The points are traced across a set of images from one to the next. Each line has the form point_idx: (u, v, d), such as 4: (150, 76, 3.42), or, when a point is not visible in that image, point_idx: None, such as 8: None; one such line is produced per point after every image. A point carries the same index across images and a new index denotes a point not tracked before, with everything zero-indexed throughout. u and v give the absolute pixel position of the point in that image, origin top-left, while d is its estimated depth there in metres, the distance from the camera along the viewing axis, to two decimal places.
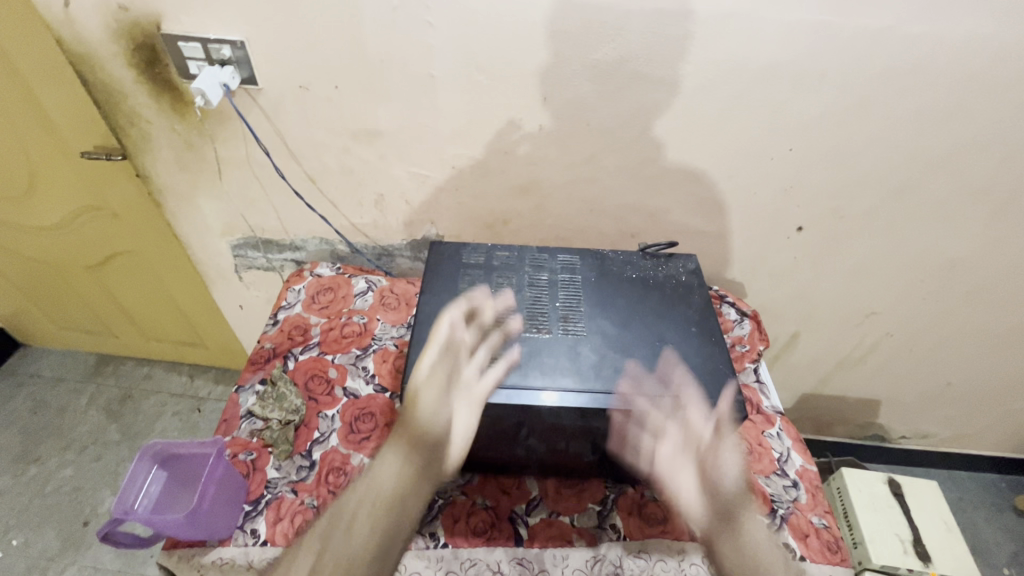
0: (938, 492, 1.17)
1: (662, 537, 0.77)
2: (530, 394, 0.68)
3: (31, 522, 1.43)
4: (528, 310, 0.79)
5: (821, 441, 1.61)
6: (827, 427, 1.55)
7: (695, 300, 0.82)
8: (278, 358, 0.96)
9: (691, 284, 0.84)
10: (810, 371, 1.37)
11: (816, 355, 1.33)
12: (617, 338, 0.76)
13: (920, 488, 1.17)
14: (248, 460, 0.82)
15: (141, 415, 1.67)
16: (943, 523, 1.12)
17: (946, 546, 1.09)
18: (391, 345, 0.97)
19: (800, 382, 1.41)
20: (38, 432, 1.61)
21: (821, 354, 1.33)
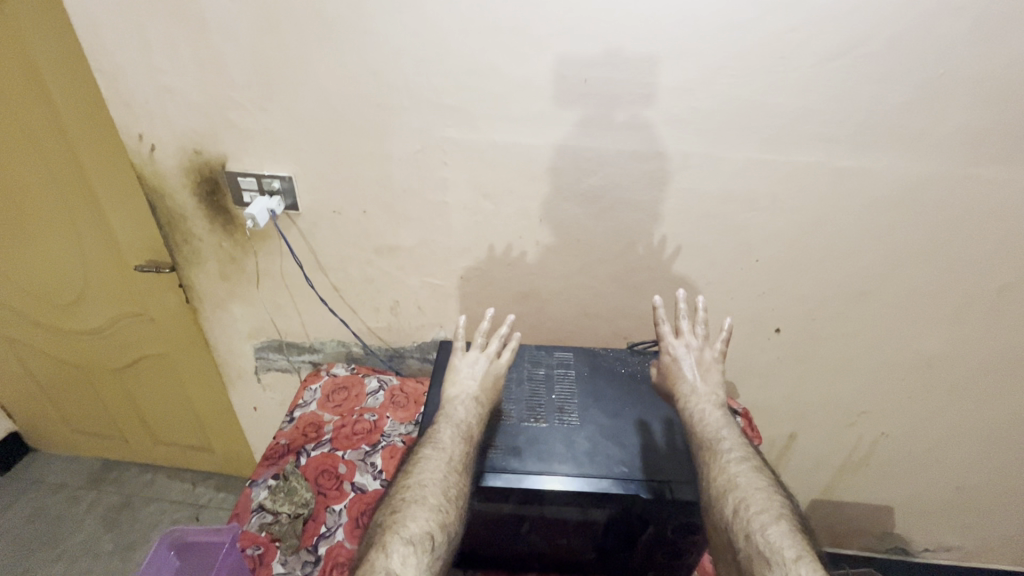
0: None
1: None
2: (528, 478, 0.73)
3: None
4: (526, 401, 0.86)
5: (838, 554, 1.54)
6: (841, 536, 1.50)
7: None
8: (292, 453, 1.00)
9: None
10: (813, 473, 1.38)
11: (816, 456, 1.34)
12: (609, 427, 0.82)
13: None
14: (256, 554, 0.84)
15: (139, 523, 1.64)
16: None
17: None
18: (398, 441, 1.02)
19: (804, 485, 1.41)
20: (33, 541, 1.58)
21: (820, 455, 1.34)
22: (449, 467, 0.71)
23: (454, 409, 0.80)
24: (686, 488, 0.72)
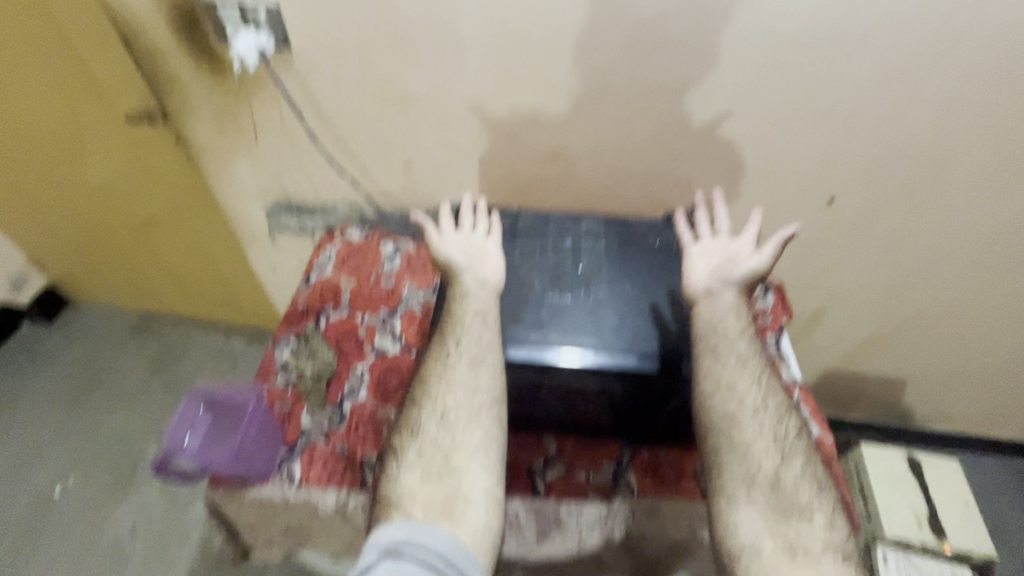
0: (959, 471, 1.16)
1: (674, 496, 0.79)
2: (550, 351, 0.71)
3: (85, 463, 1.54)
4: (551, 272, 0.81)
5: (841, 419, 1.59)
6: (848, 404, 1.54)
7: None
8: (311, 316, 1.00)
9: None
10: (835, 347, 1.36)
11: (842, 330, 1.31)
12: (638, 303, 0.77)
13: (939, 466, 1.16)
14: (284, 408, 0.87)
15: (182, 370, 1.76)
16: (963, 501, 1.12)
17: (965, 524, 1.09)
18: (417, 308, 1.01)
19: (824, 357, 1.40)
20: (92, 382, 1.72)
21: (847, 330, 1.31)
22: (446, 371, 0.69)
23: (466, 296, 0.74)
24: None
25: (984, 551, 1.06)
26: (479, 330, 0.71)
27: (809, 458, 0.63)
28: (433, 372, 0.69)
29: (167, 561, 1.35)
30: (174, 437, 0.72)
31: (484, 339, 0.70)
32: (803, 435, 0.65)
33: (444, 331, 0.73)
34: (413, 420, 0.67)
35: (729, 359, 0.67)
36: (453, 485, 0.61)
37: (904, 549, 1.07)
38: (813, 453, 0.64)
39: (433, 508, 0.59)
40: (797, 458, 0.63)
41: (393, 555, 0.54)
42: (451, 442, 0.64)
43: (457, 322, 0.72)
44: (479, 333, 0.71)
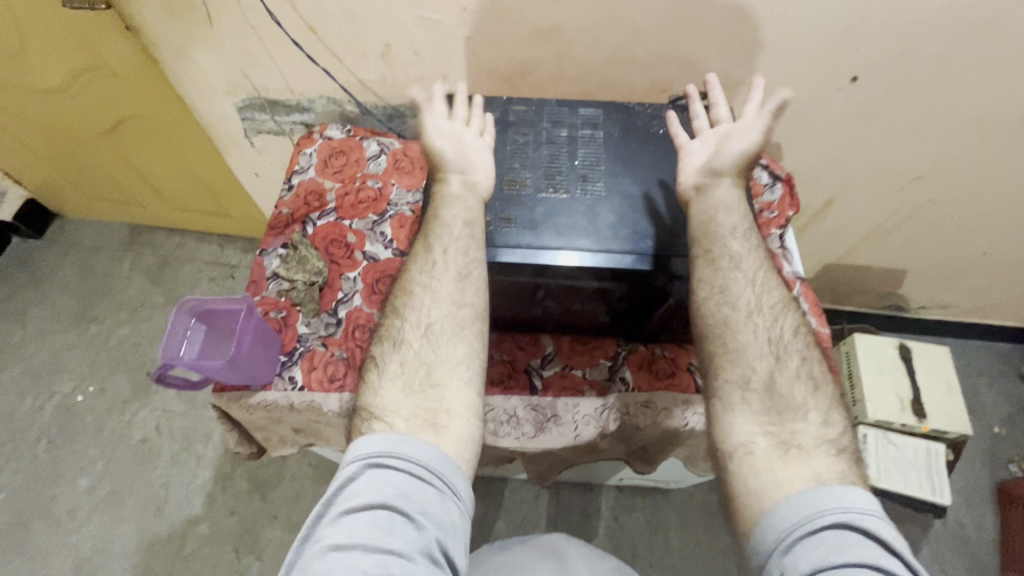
0: (948, 356, 1.19)
1: (668, 389, 0.81)
2: (544, 254, 0.68)
3: (101, 371, 1.59)
4: (545, 168, 0.75)
5: (838, 310, 1.61)
6: (846, 296, 1.55)
7: None
8: (297, 223, 0.96)
9: None
10: (840, 239, 1.33)
11: (849, 222, 1.27)
12: (638, 199, 0.72)
13: (930, 353, 1.19)
14: (279, 317, 0.87)
15: (181, 280, 1.75)
16: (947, 385, 1.16)
17: (947, 406, 1.13)
18: (407, 211, 0.97)
19: (827, 250, 1.38)
20: (93, 296, 1.72)
21: (854, 222, 1.27)
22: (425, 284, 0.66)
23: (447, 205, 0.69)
24: None
25: (959, 429, 1.11)
26: (459, 241, 0.67)
27: (808, 355, 0.63)
28: (414, 287, 0.66)
29: (195, 456, 1.44)
30: (170, 352, 0.73)
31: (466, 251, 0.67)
32: (802, 333, 0.64)
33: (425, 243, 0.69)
34: (393, 333, 0.66)
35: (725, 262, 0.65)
36: (432, 394, 0.61)
37: (884, 429, 1.13)
38: (811, 350, 0.63)
39: (417, 418, 0.59)
40: (792, 359, 0.62)
41: (377, 464, 0.56)
42: (433, 354, 0.63)
43: (442, 229, 0.67)
44: (459, 244, 0.67)
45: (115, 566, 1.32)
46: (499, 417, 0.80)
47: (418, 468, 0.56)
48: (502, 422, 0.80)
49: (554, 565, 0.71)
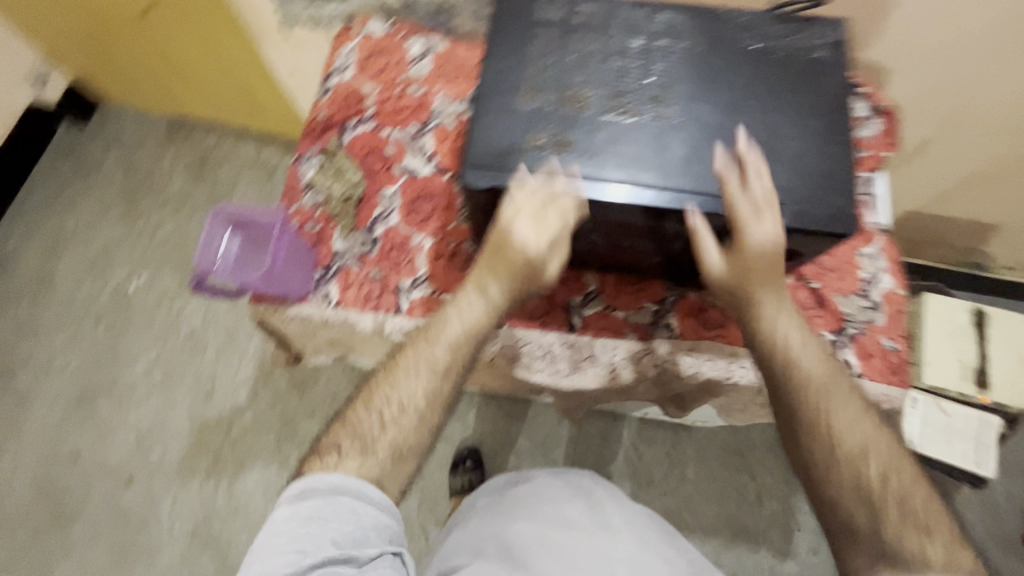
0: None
1: (715, 340, 0.77)
2: (604, 189, 0.59)
3: (150, 264, 1.63)
4: (613, 82, 0.62)
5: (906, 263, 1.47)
6: (919, 248, 1.41)
7: (829, 84, 0.62)
8: (334, 129, 0.90)
9: (825, 64, 0.62)
10: (931, 186, 1.17)
11: (948, 167, 1.11)
12: (719, 128, 0.60)
13: (1007, 321, 1.08)
14: (315, 231, 0.84)
15: (220, 179, 1.73)
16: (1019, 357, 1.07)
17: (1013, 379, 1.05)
18: (449, 123, 0.90)
19: (911, 197, 1.23)
20: (138, 189, 1.72)
21: (954, 168, 1.10)
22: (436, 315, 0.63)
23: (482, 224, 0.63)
24: (798, 215, 0.57)
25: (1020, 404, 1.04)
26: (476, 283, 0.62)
27: None
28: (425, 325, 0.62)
29: (239, 350, 1.50)
30: (207, 260, 0.71)
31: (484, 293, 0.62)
32: None
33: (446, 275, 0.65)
34: (358, 423, 0.59)
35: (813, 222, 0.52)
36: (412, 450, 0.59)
37: (937, 396, 1.06)
38: None
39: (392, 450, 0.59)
40: None
41: (297, 495, 0.55)
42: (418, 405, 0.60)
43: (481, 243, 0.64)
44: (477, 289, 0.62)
45: (172, 442, 1.43)
46: (534, 351, 0.78)
47: (349, 517, 0.55)
48: (536, 356, 0.78)
49: (586, 500, 0.72)
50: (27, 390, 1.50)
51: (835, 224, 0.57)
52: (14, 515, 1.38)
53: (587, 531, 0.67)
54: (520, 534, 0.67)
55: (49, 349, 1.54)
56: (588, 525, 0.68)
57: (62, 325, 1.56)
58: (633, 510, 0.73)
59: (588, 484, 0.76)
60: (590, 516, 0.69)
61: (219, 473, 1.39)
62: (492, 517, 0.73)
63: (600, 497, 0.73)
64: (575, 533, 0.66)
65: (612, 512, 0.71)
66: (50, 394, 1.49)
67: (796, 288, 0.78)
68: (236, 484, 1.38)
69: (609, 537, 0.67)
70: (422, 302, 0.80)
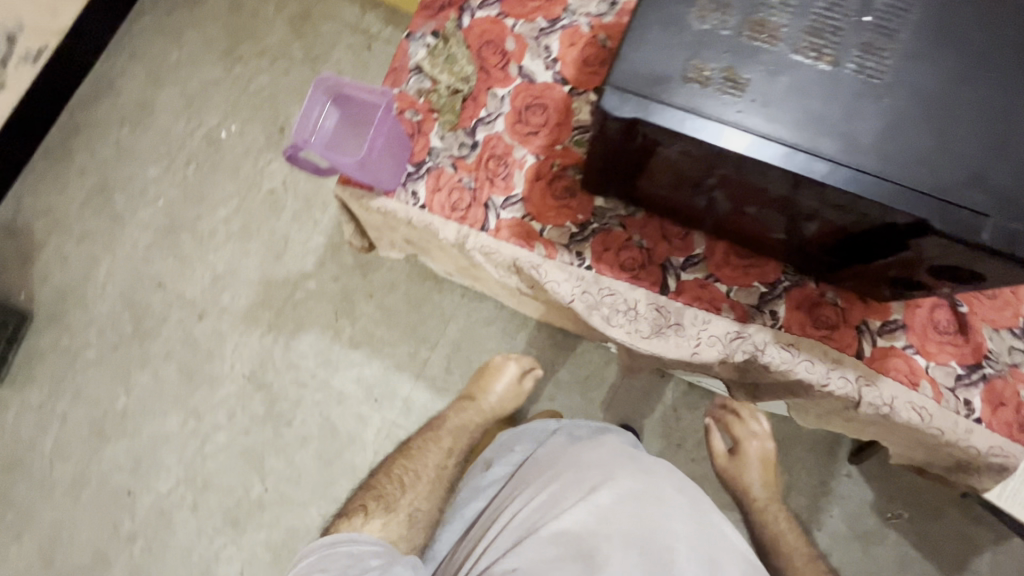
0: None
1: (821, 342, 0.68)
2: (770, 149, 0.46)
3: (243, 114, 1.60)
4: (817, 12, 0.47)
5: None
6: None
7: None
8: (454, 8, 0.80)
9: None
10: None
11: None
12: (945, 99, 0.45)
13: None
14: (414, 121, 0.78)
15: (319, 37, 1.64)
16: None
17: None
18: (583, 26, 0.78)
19: None
20: (240, 33, 1.65)
21: None
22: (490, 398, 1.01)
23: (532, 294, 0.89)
24: (1012, 236, 0.44)
25: None
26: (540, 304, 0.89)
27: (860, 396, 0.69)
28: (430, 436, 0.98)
29: (313, 220, 1.50)
30: (304, 133, 0.67)
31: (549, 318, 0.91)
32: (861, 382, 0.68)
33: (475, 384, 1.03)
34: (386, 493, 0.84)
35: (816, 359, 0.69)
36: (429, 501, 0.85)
37: None
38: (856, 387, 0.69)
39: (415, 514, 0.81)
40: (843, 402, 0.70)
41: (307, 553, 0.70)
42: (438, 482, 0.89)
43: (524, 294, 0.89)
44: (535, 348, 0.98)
45: (242, 290, 1.47)
46: (617, 306, 0.71)
47: (346, 557, 0.69)
48: (618, 312, 0.71)
49: (637, 465, 0.72)
50: (121, 210, 1.55)
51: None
52: (99, 320, 1.48)
53: (632, 495, 0.68)
54: (564, 487, 0.69)
55: (143, 177, 1.58)
56: (633, 490, 0.68)
57: (157, 156, 1.58)
58: (679, 482, 0.72)
59: (631, 448, 0.77)
60: (635, 481, 0.69)
61: (280, 328, 1.44)
62: (535, 465, 0.76)
63: (645, 464, 0.73)
64: (620, 496, 0.67)
65: (660, 479, 0.71)
66: (140, 219, 1.55)
67: (937, 306, 0.67)
68: (294, 342, 1.43)
69: (654, 505, 0.67)
70: (511, 224, 0.74)
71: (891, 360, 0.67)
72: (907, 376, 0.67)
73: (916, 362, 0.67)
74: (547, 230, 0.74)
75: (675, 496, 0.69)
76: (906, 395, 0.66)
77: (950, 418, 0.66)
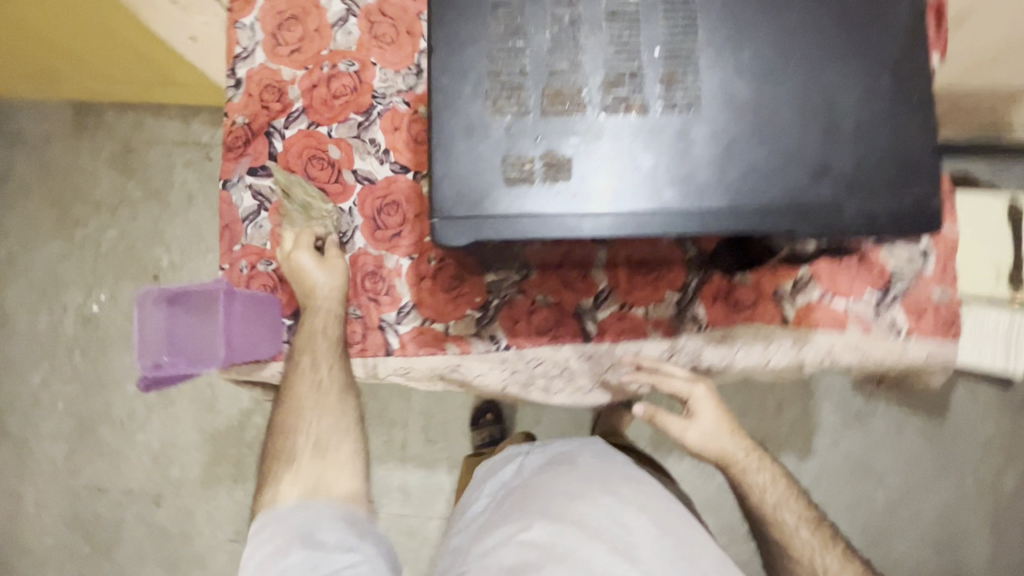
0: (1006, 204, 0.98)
1: (748, 323, 0.68)
2: (616, 221, 0.44)
3: (107, 279, 1.37)
4: (606, 63, 0.45)
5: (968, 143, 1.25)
6: None
7: (898, 14, 0.44)
8: (259, 137, 0.73)
9: None
10: None
11: None
12: (757, 106, 0.44)
13: (988, 209, 0.98)
14: (270, 271, 0.72)
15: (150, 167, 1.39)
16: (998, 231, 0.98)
17: (987, 252, 0.97)
18: (400, 104, 0.72)
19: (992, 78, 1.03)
20: (65, 197, 1.40)
21: None
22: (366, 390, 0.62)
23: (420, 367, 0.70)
24: (869, 216, 0.43)
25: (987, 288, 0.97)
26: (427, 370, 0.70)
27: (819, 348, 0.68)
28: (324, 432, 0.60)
29: None
30: (145, 359, 0.59)
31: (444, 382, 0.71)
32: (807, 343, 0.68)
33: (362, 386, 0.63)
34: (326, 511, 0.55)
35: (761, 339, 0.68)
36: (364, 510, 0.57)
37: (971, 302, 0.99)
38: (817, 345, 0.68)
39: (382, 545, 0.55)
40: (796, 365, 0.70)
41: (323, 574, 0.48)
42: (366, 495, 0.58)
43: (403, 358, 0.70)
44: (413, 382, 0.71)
45: (189, 456, 1.31)
46: (549, 370, 0.70)
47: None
48: (553, 376, 0.70)
49: (602, 481, 0.60)
50: (21, 433, 1.35)
51: (920, 223, 0.43)
52: (56, 553, 1.31)
53: (601, 520, 0.55)
54: (526, 531, 0.55)
55: (31, 387, 1.36)
56: (596, 510, 0.56)
57: (31, 363, 1.36)
58: (648, 503, 0.60)
59: (608, 462, 0.65)
60: (598, 508, 0.57)
61: (245, 476, 1.29)
62: (508, 499, 0.62)
63: (614, 484, 0.60)
64: (584, 532, 0.53)
65: (628, 494, 0.59)
66: (49, 433, 1.35)
67: None
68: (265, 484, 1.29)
69: (620, 530, 0.54)
70: (414, 335, 0.70)
71: (816, 313, 0.68)
72: (835, 321, 0.68)
73: (838, 305, 0.68)
74: (452, 326, 0.70)
75: (642, 523, 0.56)
76: (840, 339, 0.68)
77: (885, 344, 0.67)
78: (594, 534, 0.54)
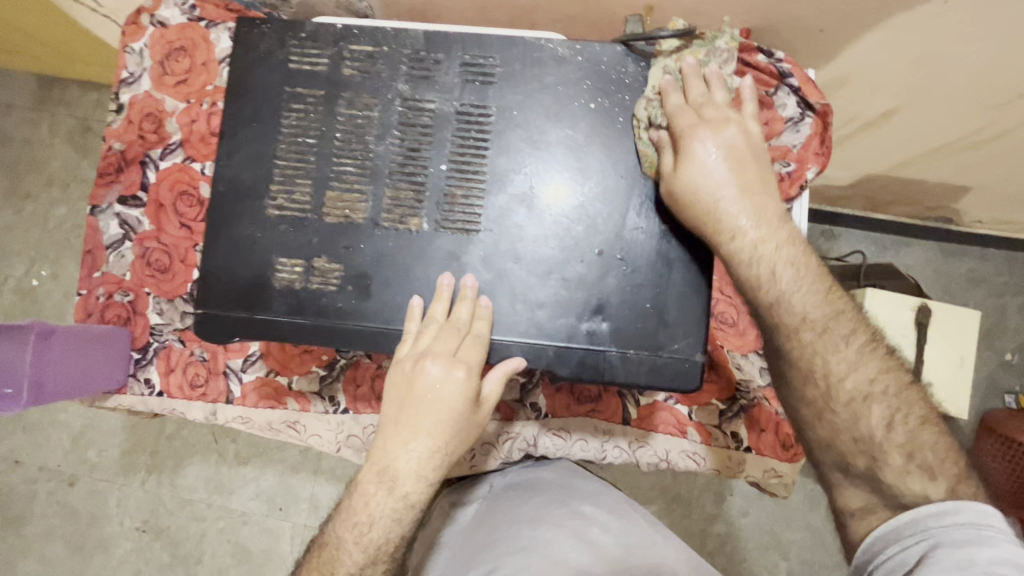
0: (914, 301, 0.94)
1: (588, 416, 0.67)
2: (377, 332, 0.45)
3: None
4: (393, 174, 0.46)
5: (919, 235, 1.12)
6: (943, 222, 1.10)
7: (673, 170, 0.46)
8: (134, 166, 0.73)
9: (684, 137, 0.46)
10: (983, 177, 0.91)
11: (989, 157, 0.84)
12: (527, 238, 0.46)
13: (893, 304, 0.94)
14: (126, 302, 0.71)
15: (73, 110, 1.14)
16: (904, 329, 0.94)
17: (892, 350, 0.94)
18: None
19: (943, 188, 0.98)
20: None
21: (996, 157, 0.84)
22: (292, 423, 0.70)
23: (260, 417, 0.70)
24: (616, 366, 0.46)
25: None
26: (263, 421, 0.70)
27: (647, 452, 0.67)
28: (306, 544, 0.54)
29: None
30: None
31: (283, 436, 0.71)
32: (637, 449, 0.67)
33: (292, 410, 0.69)
34: None
35: (599, 435, 0.67)
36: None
37: None
38: (649, 452, 0.67)
39: None
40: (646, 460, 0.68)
41: None
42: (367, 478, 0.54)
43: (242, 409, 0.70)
44: (251, 428, 0.71)
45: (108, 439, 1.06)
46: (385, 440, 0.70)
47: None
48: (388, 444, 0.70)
49: (562, 501, 0.59)
50: None
51: (665, 375, 0.46)
52: None
53: (558, 535, 0.54)
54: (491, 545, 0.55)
55: None
56: (550, 527, 0.55)
57: None
58: (608, 516, 0.57)
59: (560, 483, 0.63)
60: (561, 534, 0.54)
61: (159, 467, 1.05)
62: (476, 515, 0.61)
63: (573, 502, 0.59)
64: (536, 550, 0.52)
65: (584, 508, 0.58)
66: None
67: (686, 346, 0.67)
68: (179, 479, 1.04)
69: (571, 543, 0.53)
70: (256, 385, 0.69)
71: (659, 415, 0.67)
72: (676, 427, 0.67)
73: (681, 411, 0.67)
74: (295, 380, 0.69)
75: (607, 539, 0.53)
76: (678, 445, 0.67)
77: (722, 455, 0.66)
78: (559, 557, 0.50)
